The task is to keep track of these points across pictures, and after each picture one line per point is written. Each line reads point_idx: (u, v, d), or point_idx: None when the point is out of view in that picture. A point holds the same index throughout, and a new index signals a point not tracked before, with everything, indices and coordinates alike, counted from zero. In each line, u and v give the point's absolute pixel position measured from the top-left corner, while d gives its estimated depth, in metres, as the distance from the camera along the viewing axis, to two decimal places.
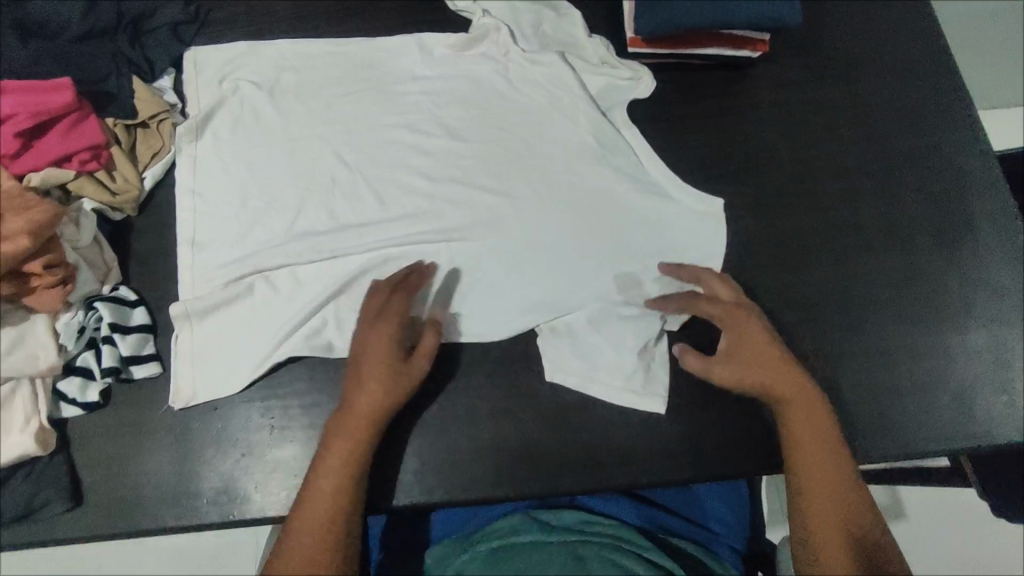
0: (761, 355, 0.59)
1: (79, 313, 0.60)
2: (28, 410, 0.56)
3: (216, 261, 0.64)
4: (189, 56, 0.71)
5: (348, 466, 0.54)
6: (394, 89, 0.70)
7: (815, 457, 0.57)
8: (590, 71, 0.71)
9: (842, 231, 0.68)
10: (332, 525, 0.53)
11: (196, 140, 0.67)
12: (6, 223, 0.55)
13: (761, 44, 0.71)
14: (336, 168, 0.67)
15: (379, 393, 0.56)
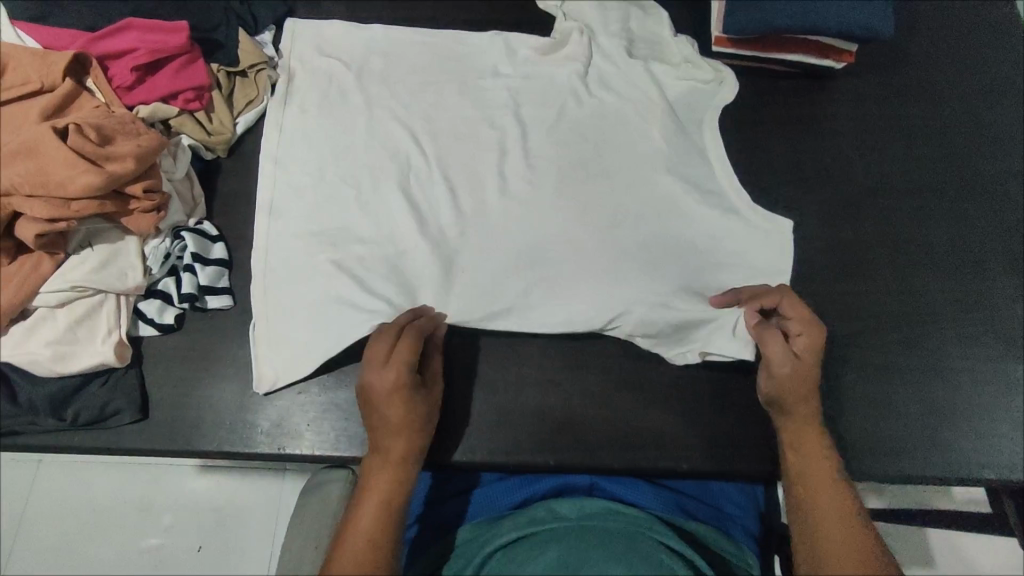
0: (795, 388, 0.57)
1: (166, 240, 0.64)
2: (111, 322, 0.60)
3: (291, 225, 0.66)
4: (290, 26, 0.73)
5: (397, 467, 0.54)
6: (476, 82, 0.72)
7: (826, 486, 0.54)
8: (672, 73, 0.73)
9: (912, 250, 0.67)
10: (374, 544, 0.51)
11: (285, 112, 0.70)
12: (117, 145, 0.59)
13: (846, 54, 0.72)
14: (412, 149, 0.69)
15: (404, 420, 0.54)
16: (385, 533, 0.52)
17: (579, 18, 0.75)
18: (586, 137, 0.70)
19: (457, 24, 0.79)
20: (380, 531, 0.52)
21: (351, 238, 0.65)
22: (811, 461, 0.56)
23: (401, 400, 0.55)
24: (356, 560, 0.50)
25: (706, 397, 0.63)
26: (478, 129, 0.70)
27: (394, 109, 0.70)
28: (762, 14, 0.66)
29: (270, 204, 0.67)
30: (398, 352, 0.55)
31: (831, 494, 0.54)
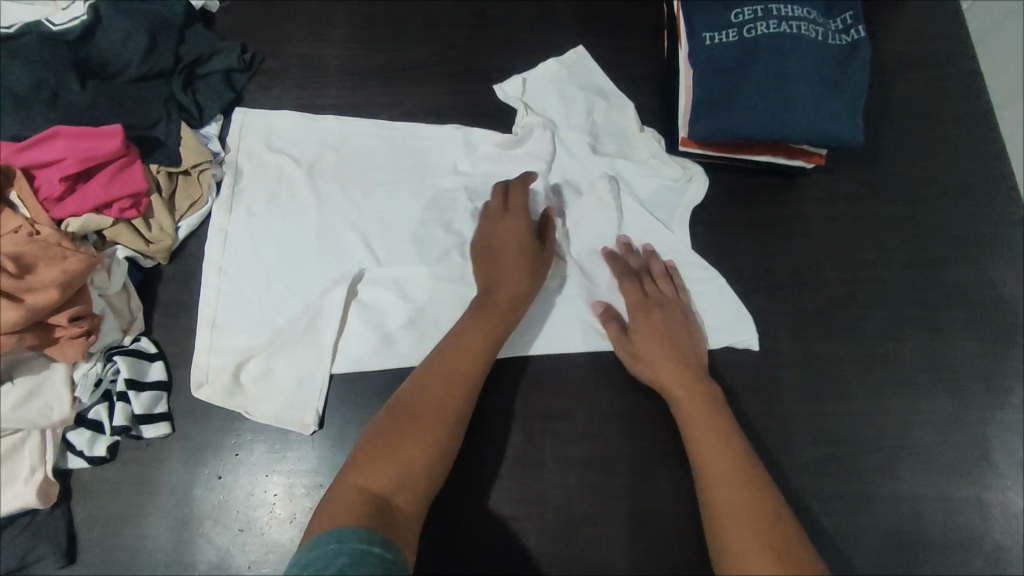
0: (652, 349, 0.61)
1: (97, 364, 0.59)
2: (34, 460, 0.56)
3: (232, 337, 0.63)
4: (238, 118, 0.72)
5: (488, 332, 0.59)
6: (433, 179, 0.70)
7: (712, 454, 0.55)
8: (637, 171, 0.71)
9: (884, 364, 0.65)
10: (437, 396, 0.56)
11: (232, 215, 0.68)
12: (40, 273, 0.55)
13: (818, 156, 0.69)
14: (364, 254, 0.67)
15: (517, 270, 0.62)
16: (454, 400, 0.56)
17: (541, 108, 0.72)
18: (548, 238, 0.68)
19: (416, 108, 0.74)
20: (450, 385, 0.56)
21: (299, 353, 0.62)
22: (700, 431, 0.57)
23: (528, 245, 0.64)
24: (420, 404, 0.55)
25: (672, 531, 0.59)
26: (433, 230, 0.68)
27: (344, 211, 0.68)
28: (726, 122, 0.64)
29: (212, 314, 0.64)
30: (521, 209, 0.66)
31: (718, 455, 0.55)
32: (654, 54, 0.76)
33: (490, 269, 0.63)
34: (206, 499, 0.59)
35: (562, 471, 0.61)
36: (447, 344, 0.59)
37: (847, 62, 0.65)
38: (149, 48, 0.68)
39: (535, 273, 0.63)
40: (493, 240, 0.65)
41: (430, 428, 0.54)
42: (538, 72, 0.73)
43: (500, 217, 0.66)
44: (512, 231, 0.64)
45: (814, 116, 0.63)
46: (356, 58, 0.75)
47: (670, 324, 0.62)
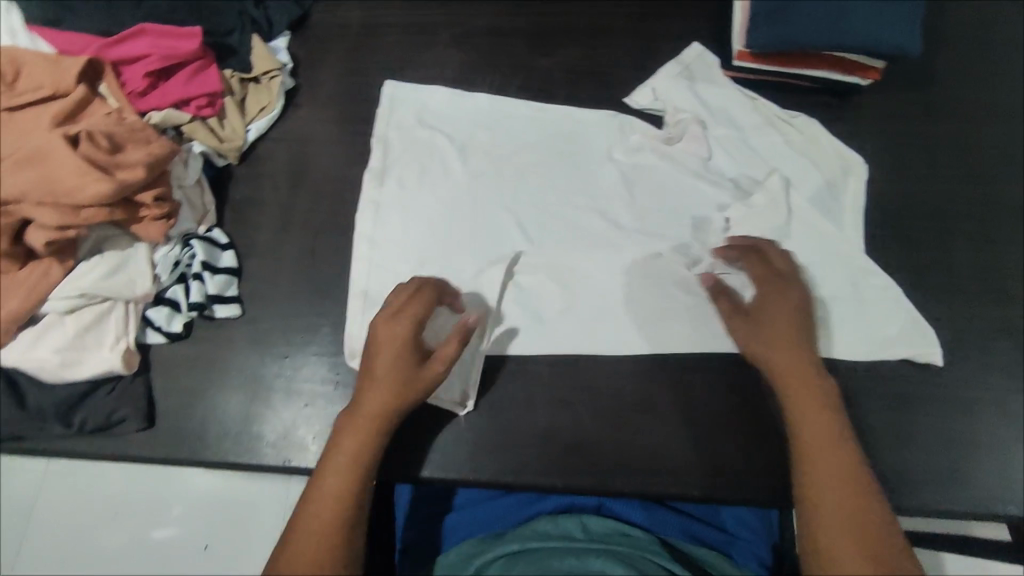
0: (789, 356, 0.56)
1: (175, 247, 0.64)
2: (118, 330, 0.60)
3: (377, 299, 0.64)
4: (388, 90, 0.72)
5: (357, 464, 0.53)
6: (588, 164, 0.70)
7: (826, 452, 0.53)
8: (794, 161, 0.69)
9: (935, 276, 0.65)
10: (323, 534, 0.51)
11: (380, 186, 0.68)
12: (128, 153, 0.59)
13: (873, 72, 0.69)
14: (519, 237, 0.67)
15: (381, 393, 0.55)
16: (342, 512, 0.52)
17: (684, 104, 0.71)
18: (707, 232, 0.67)
19: (475, 29, 0.76)
20: (331, 524, 0.51)
21: (454, 333, 0.63)
22: (814, 427, 0.54)
23: (394, 349, 0.56)
24: (320, 523, 0.51)
25: (719, 421, 0.61)
26: (582, 220, 0.68)
27: (498, 200, 0.68)
28: (785, 30, 0.65)
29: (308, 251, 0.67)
30: (416, 306, 0.57)
31: (833, 457, 0.52)
32: None
33: (363, 384, 0.56)
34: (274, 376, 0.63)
35: (614, 365, 0.63)
36: (332, 458, 0.54)
37: None
38: None
39: (392, 389, 0.55)
40: (372, 347, 0.56)
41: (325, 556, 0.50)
42: (662, 75, 0.72)
43: (391, 316, 0.57)
44: (386, 345, 0.56)
45: (873, 25, 0.64)
46: None
47: (800, 319, 0.58)
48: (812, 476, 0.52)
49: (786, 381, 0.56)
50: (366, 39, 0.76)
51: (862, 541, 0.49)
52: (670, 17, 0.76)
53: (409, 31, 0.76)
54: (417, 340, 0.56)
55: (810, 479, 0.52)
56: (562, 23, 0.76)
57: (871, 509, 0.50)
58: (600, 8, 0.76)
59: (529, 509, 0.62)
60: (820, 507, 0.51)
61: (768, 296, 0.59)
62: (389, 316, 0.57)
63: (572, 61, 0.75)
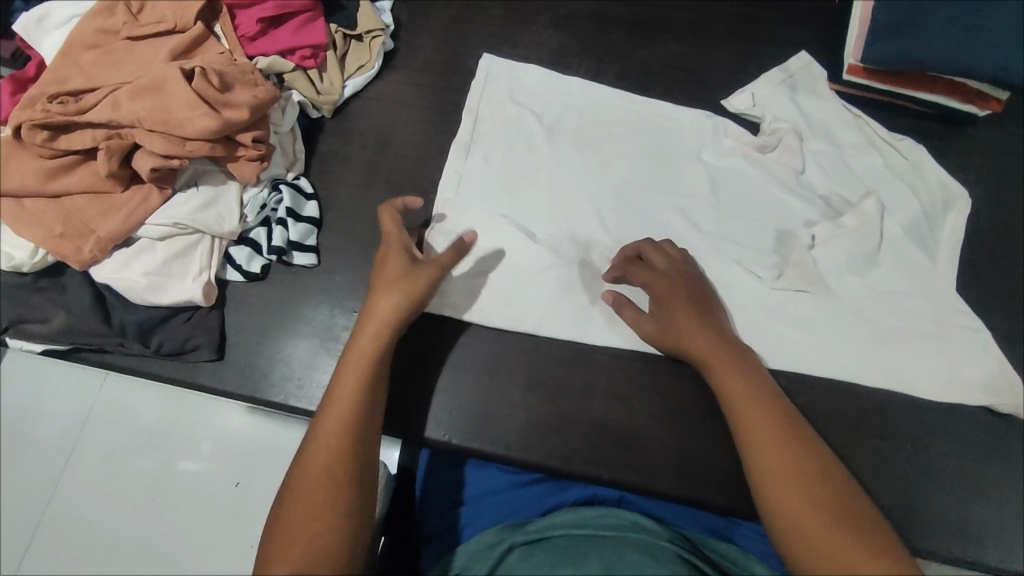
0: (707, 343, 0.56)
1: (264, 191, 0.65)
2: (202, 262, 0.62)
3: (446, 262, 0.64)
4: (485, 65, 0.72)
5: (365, 371, 0.53)
6: (676, 163, 0.68)
7: (762, 439, 0.50)
8: (892, 185, 0.66)
9: (1021, 326, 0.62)
10: (334, 452, 0.49)
11: (466, 153, 0.68)
12: (235, 94, 0.60)
13: (995, 103, 0.65)
14: (596, 227, 0.65)
15: (389, 293, 0.56)
16: (349, 417, 0.50)
17: (784, 113, 0.69)
18: (790, 247, 0.64)
19: (577, 12, 0.75)
20: (345, 439, 0.49)
21: (522, 316, 0.62)
22: (738, 412, 0.52)
23: (396, 267, 0.57)
24: (328, 446, 0.49)
25: None
26: (663, 216, 0.66)
27: (579, 186, 0.67)
28: (906, 48, 0.62)
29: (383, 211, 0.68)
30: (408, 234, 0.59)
31: (767, 441, 0.50)
32: None
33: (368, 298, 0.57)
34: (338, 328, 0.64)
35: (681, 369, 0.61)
36: (337, 386, 0.52)
37: None
38: None
39: (404, 294, 0.56)
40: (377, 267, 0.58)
41: (338, 475, 0.48)
42: (765, 79, 0.70)
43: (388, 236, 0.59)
44: (384, 277, 0.57)
45: (1007, 51, 0.59)
46: None
47: (689, 294, 0.59)
48: (755, 467, 0.50)
49: (718, 370, 0.55)
50: (468, 10, 0.76)
51: (833, 523, 0.46)
52: (780, 22, 0.73)
53: (512, 7, 0.76)
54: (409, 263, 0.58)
55: (756, 470, 0.50)
56: (668, 16, 0.75)
57: (841, 494, 0.48)
58: (707, 5, 0.75)
59: (554, 498, 0.60)
60: (773, 497, 0.48)
61: (660, 285, 0.59)
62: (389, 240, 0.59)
63: (672, 55, 0.73)
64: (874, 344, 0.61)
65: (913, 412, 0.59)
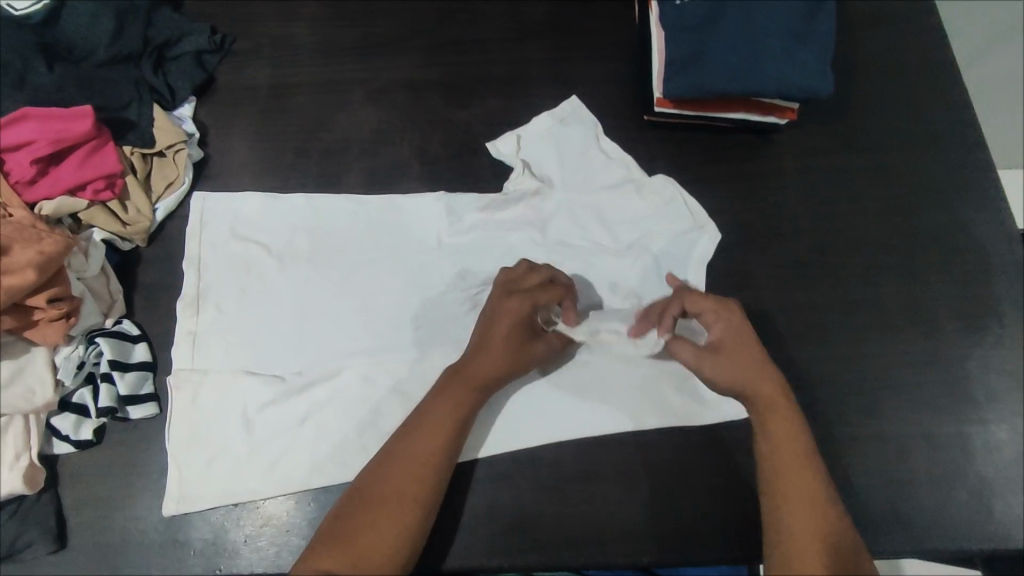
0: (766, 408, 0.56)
1: (79, 347, 0.59)
2: (18, 447, 0.55)
3: (263, 385, 0.61)
4: (197, 203, 0.67)
5: (449, 427, 0.55)
6: (460, 244, 0.67)
7: (804, 513, 0.52)
8: (663, 226, 0.68)
9: (862, 312, 0.66)
10: (406, 493, 0.53)
11: (254, 265, 0.66)
12: (14, 256, 0.54)
13: (790, 111, 0.70)
14: (404, 327, 0.64)
15: (499, 359, 0.56)
16: (430, 473, 0.54)
17: (576, 167, 0.70)
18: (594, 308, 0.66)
19: (392, 84, 0.74)
20: (409, 484, 0.53)
21: (336, 448, 0.60)
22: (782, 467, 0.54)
23: (518, 339, 0.57)
24: (406, 461, 0.54)
25: (661, 481, 0.60)
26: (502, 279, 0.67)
27: (385, 269, 0.66)
28: (698, 78, 0.65)
29: (191, 337, 0.63)
30: (539, 290, 0.59)
31: (808, 519, 0.52)
32: (624, 19, 0.77)
33: (473, 347, 0.58)
34: (192, 479, 0.58)
35: (556, 434, 0.61)
36: (428, 418, 0.55)
37: (816, 14, 0.66)
38: (116, 30, 0.68)
39: (520, 366, 0.58)
40: (492, 319, 0.58)
41: (394, 511, 0.52)
42: (531, 129, 0.71)
43: (506, 295, 0.59)
44: (506, 319, 0.57)
45: (780, 70, 0.64)
46: (327, 36, 0.76)
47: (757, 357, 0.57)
48: (793, 555, 0.51)
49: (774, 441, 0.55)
50: (278, 101, 0.73)
51: None
52: (587, 61, 0.75)
53: (321, 90, 0.74)
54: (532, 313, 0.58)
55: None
56: (481, 72, 0.75)
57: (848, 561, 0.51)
58: (516, 55, 0.75)
59: None
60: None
61: (728, 349, 0.57)
62: (501, 288, 0.60)
63: (491, 111, 0.73)
64: (679, 388, 0.63)
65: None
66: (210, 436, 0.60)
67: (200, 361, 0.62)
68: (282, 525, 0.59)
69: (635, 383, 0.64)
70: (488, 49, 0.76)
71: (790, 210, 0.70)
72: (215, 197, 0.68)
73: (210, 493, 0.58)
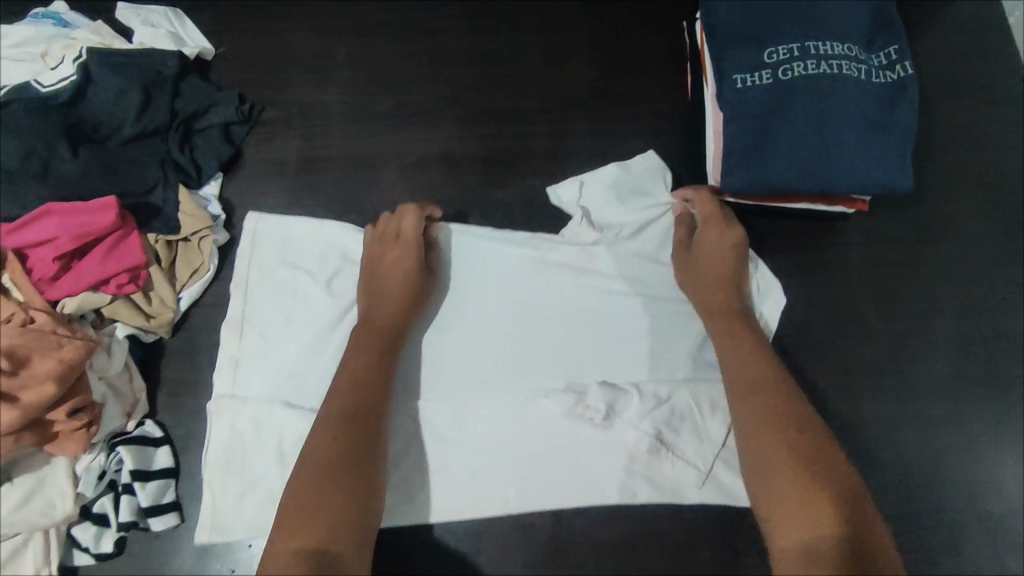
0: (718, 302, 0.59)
1: (100, 456, 0.57)
2: (38, 562, 0.53)
3: (301, 420, 0.58)
4: (251, 224, 0.63)
5: (366, 362, 0.56)
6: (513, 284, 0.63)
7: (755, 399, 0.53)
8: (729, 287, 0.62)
9: (938, 428, 0.60)
10: (330, 428, 0.52)
11: (297, 300, 0.62)
12: (34, 368, 0.52)
13: (861, 202, 0.63)
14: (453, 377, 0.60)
15: (392, 299, 0.59)
16: (349, 404, 0.53)
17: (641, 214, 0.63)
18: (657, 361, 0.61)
19: (426, 157, 0.70)
20: (338, 415, 0.52)
21: None
22: (749, 395, 0.54)
23: (379, 281, 0.59)
24: (319, 436, 0.51)
25: None
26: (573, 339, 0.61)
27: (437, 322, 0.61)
28: (761, 172, 0.59)
29: (232, 362, 0.60)
30: (404, 230, 0.60)
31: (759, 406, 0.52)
32: (675, 88, 0.71)
33: (369, 287, 0.59)
34: (224, 514, 0.56)
35: (594, 499, 0.57)
36: (348, 364, 0.56)
37: (895, 101, 0.59)
38: (142, 106, 0.65)
39: (394, 307, 0.59)
40: (377, 266, 0.60)
41: (331, 443, 0.51)
42: (597, 176, 0.64)
43: (390, 243, 0.60)
44: (390, 263, 0.60)
45: (854, 166, 0.58)
46: (359, 103, 0.72)
47: (730, 259, 0.60)
48: (749, 447, 0.51)
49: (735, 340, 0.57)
50: (308, 177, 0.70)
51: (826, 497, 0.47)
52: (634, 134, 0.70)
53: (353, 165, 0.70)
54: (407, 257, 0.60)
55: (761, 465, 0.50)
56: (521, 145, 0.70)
57: (806, 446, 0.50)
58: (559, 126, 0.70)
59: None
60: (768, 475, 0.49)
61: (703, 255, 0.60)
62: (374, 237, 0.61)
63: (531, 189, 0.69)
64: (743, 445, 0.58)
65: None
66: (244, 465, 0.57)
67: (237, 389, 0.59)
68: None
69: (687, 448, 0.58)
70: (529, 118, 0.71)
71: (858, 308, 0.63)
72: (266, 219, 0.63)
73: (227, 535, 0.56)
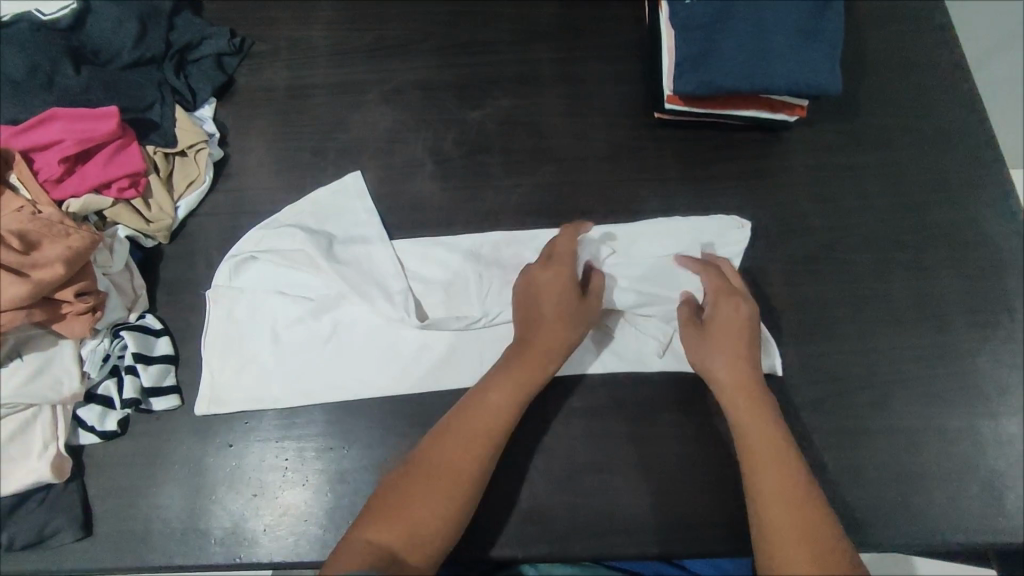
0: (742, 391, 0.58)
1: (104, 340, 0.60)
2: (46, 436, 0.57)
3: (292, 303, 0.65)
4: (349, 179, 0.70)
5: (514, 394, 0.57)
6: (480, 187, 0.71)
7: (770, 471, 0.54)
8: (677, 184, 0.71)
9: (871, 307, 0.67)
10: (470, 449, 0.54)
11: (296, 215, 0.69)
12: (43, 251, 0.56)
13: (799, 108, 0.70)
14: (428, 271, 0.68)
15: (559, 328, 0.59)
16: (505, 418, 0.56)
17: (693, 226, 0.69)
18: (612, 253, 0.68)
19: (407, 84, 0.75)
20: (491, 439, 0.55)
21: (354, 369, 0.64)
22: (749, 434, 0.56)
23: (561, 306, 0.60)
24: (453, 446, 0.54)
25: (676, 471, 0.61)
26: (542, 234, 0.69)
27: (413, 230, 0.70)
28: (709, 76, 0.65)
29: (236, 258, 0.66)
30: (558, 251, 0.63)
31: (777, 483, 0.53)
32: (634, 20, 0.78)
33: (529, 307, 0.61)
34: (223, 385, 0.63)
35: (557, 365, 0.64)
36: (492, 385, 0.57)
37: (823, 12, 0.67)
38: (139, 33, 0.70)
39: (572, 329, 0.60)
40: (535, 286, 0.61)
41: (467, 459, 0.54)
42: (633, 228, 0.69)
43: (545, 264, 0.62)
44: (550, 290, 0.60)
45: (792, 68, 0.65)
46: (344, 37, 0.77)
47: (743, 336, 0.60)
48: (762, 514, 0.52)
49: (750, 417, 0.57)
50: (296, 103, 0.75)
51: None
52: (597, 60, 0.76)
53: (338, 91, 0.75)
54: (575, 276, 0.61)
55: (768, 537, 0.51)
56: (495, 71, 0.76)
57: (819, 530, 0.51)
58: (529, 55, 0.76)
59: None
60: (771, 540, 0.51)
61: (716, 330, 0.60)
62: (545, 261, 0.63)
63: (505, 109, 0.74)
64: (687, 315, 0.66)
65: (780, 373, 0.64)
66: (242, 346, 0.64)
67: (233, 279, 0.66)
68: (305, 429, 0.62)
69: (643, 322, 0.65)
70: (502, 49, 0.77)
71: (800, 205, 0.70)
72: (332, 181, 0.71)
73: (230, 403, 0.62)
